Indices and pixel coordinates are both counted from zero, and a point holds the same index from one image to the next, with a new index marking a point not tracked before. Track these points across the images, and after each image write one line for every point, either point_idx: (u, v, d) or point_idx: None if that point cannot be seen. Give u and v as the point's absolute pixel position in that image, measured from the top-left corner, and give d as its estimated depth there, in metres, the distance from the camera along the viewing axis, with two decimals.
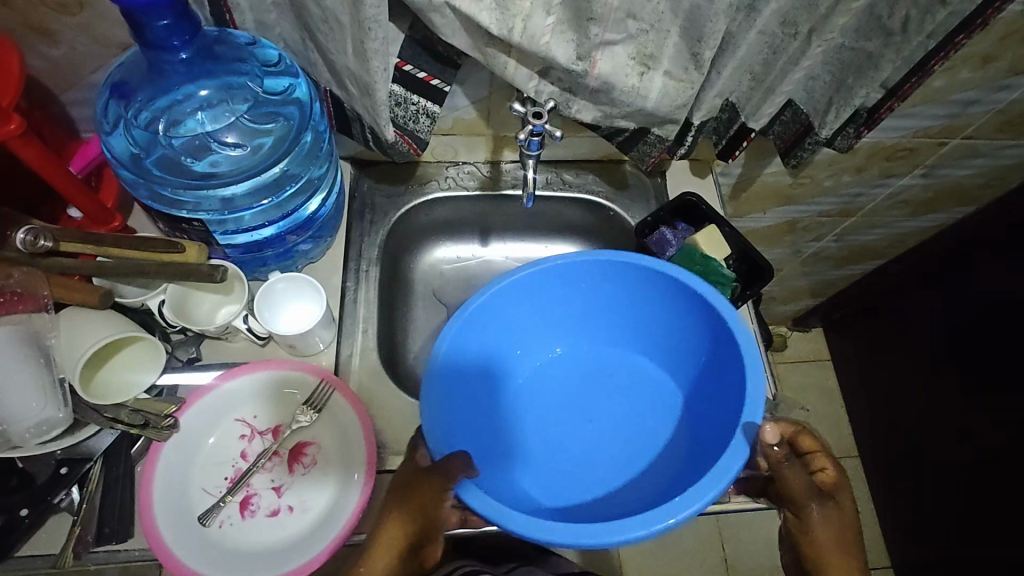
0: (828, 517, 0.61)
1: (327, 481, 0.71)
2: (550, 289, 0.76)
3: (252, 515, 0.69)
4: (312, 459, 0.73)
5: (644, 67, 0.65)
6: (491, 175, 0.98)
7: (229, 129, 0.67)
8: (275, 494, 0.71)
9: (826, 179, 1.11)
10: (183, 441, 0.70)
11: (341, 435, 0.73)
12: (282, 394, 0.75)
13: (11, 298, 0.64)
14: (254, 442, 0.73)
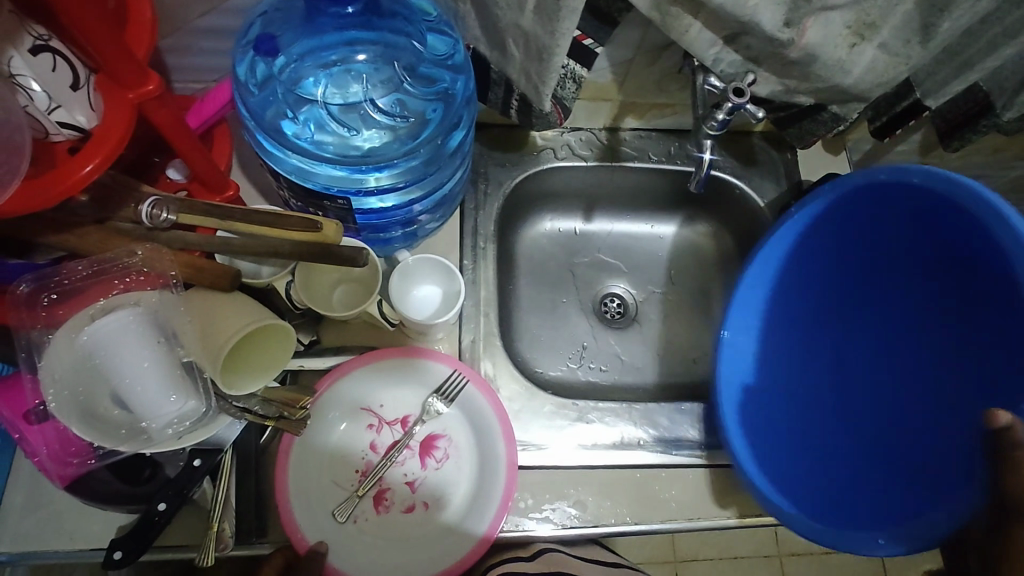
0: None
1: (462, 476, 0.68)
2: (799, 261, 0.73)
3: (387, 510, 0.67)
4: (444, 452, 0.69)
5: (857, 38, 0.56)
6: (608, 144, 0.89)
7: (379, 92, 0.61)
8: (410, 489, 0.68)
9: (956, 159, 1.02)
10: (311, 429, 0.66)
11: (475, 428, 0.69)
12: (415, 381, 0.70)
13: (137, 278, 0.59)
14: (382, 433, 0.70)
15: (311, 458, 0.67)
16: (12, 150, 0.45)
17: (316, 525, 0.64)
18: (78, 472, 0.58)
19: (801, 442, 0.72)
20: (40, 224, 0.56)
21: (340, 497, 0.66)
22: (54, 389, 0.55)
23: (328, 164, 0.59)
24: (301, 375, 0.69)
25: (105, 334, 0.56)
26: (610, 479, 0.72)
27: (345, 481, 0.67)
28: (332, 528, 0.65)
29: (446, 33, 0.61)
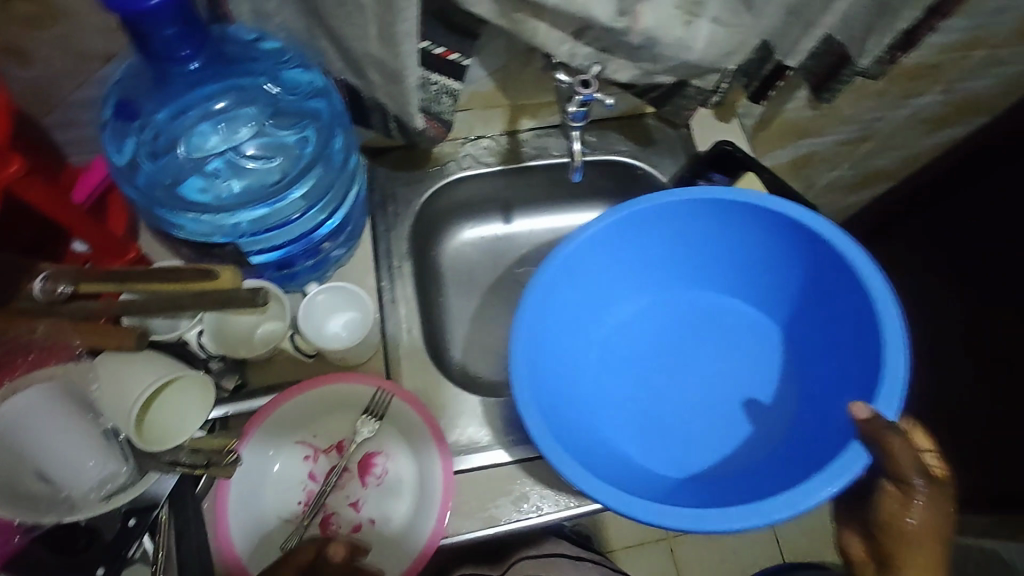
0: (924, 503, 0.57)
1: (404, 488, 0.70)
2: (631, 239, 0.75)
3: (334, 534, 0.69)
4: (382, 469, 0.71)
5: (690, 16, 0.60)
6: (510, 147, 0.91)
7: (249, 139, 0.63)
8: (354, 509, 0.70)
9: (847, 107, 1.07)
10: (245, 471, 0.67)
11: (408, 440, 0.71)
12: (342, 405, 0.72)
13: (41, 353, 0.61)
14: (320, 461, 0.71)
15: (249, 498, 0.68)
16: None
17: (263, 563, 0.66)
18: (8, 552, 0.59)
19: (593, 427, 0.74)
20: None
21: (287, 529, 0.68)
22: None
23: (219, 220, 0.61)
24: (231, 421, 0.70)
25: (19, 409, 0.57)
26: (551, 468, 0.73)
27: (290, 513, 0.69)
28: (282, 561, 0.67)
29: (301, 68, 0.63)
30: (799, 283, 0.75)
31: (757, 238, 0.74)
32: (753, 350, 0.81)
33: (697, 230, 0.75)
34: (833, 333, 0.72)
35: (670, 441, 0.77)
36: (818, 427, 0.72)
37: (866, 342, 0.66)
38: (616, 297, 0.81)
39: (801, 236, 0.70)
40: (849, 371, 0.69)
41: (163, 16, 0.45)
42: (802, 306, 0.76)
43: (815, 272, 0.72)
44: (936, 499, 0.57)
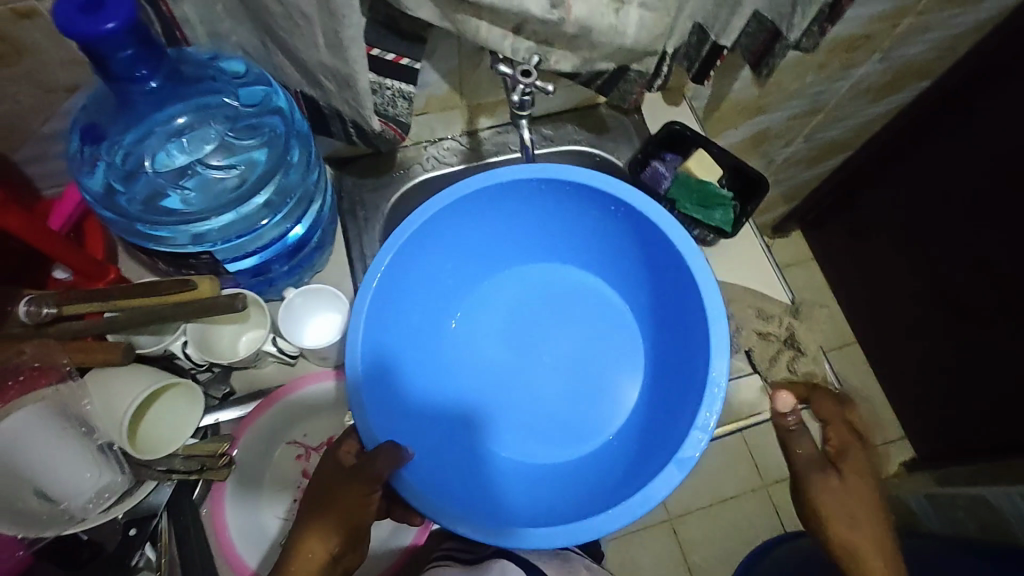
0: (829, 486, 0.72)
1: None
2: (489, 215, 0.78)
3: None
4: None
5: (619, 3, 0.64)
6: (471, 147, 0.95)
7: (213, 151, 0.66)
8: None
9: (791, 83, 1.12)
10: (242, 474, 0.70)
11: None
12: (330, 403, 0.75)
13: (31, 373, 0.61)
14: (312, 459, 0.74)
15: (246, 496, 0.71)
16: None
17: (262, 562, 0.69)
18: (15, 567, 0.61)
19: (437, 393, 0.80)
20: None
21: (283, 525, 0.71)
22: None
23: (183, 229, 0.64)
24: (222, 427, 0.72)
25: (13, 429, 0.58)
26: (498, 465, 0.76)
27: (286, 511, 0.72)
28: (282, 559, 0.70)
29: (258, 83, 0.66)
30: (652, 276, 0.79)
31: (614, 227, 0.78)
32: (607, 336, 0.85)
33: (555, 211, 0.79)
34: (678, 330, 0.77)
35: (501, 414, 0.82)
36: (653, 412, 0.78)
37: (699, 349, 0.70)
38: (476, 265, 0.85)
39: (646, 231, 0.74)
40: (683, 369, 0.74)
41: (116, 39, 0.48)
42: (654, 295, 0.81)
43: (665, 273, 0.75)
44: (831, 482, 0.72)
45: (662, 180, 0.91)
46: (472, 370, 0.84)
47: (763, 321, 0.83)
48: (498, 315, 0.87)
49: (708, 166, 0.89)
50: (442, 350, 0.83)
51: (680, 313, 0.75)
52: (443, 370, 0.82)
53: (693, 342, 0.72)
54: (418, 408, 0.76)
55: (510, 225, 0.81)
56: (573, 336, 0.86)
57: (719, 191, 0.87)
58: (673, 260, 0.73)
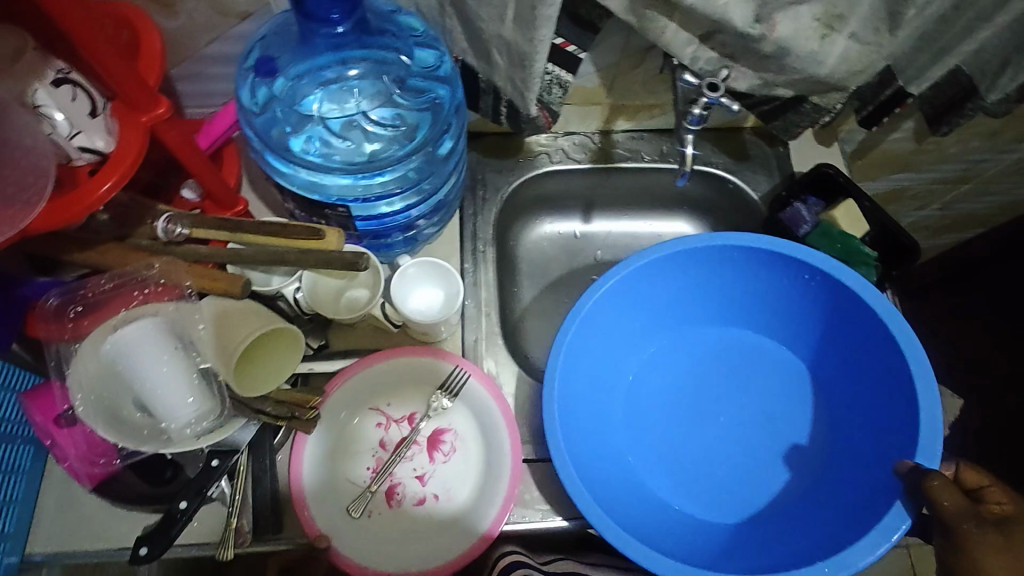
0: (996, 549, 0.57)
1: (471, 468, 0.71)
2: (682, 270, 0.78)
3: (399, 504, 0.70)
4: (451, 445, 0.72)
5: (827, 30, 0.58)
6: (602, 147, 0.92)
7: (373, 104, 0.65)
8: (421, 482, 0.71)
9: (952, 146, 1.02)
10: (323, 429, 0.70)
11: (480, 420, 0.72)
12: (419, 379, 0.73)
13: (155, 289, 0.63)
14: (391, 428, 0.73)
15: (322, 450, 0.70)
16: (39, 173, 0.48)
17: (328, 522, 0.67)
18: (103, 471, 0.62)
19: (610, 446, 0.76)
20: (67, 243, 0.60)
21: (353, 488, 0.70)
22: (81, 393, 0.59)
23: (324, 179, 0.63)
24: (312, 378, 0.73)
25: (122, 342, 0.60)
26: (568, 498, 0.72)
27: (357, 475, 0.71)
28: (349, 522, 0.68)
29: (433, 46, 0.65)
30: (856, 355, 0.76)
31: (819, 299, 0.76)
32: (794, 410, 0.81)
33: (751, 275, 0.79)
34: (879, 417, 0.73)
35: (681, 475, 0.78)
36: (837, 500, 0.73)
37: (903, 426, 0.68)
38: (651, 321, 0.82)
39: (849, 302, 0.73)
40: (884, 461, 0.70)
41: None
42: (851, 376, 0.77)
43: (871, 352, 0.73)
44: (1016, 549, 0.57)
45: (800, 223, 0.84)
46: (641, 426, 0.80)
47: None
48: (670, 373, 0.83)
49: (854, 219, 0.85)
50: (614, 405, 0.80)
51: (877, 391, 0.73)
52: (615, 422, 0.79)
53: (898, 424, 0.69)
54: (597, 454, 0.73)
55: (697, 284, 0.80)
56: (752, 401, 0.81)
57: (863, 248, 0.82)
58: (876, 331, 0.71)
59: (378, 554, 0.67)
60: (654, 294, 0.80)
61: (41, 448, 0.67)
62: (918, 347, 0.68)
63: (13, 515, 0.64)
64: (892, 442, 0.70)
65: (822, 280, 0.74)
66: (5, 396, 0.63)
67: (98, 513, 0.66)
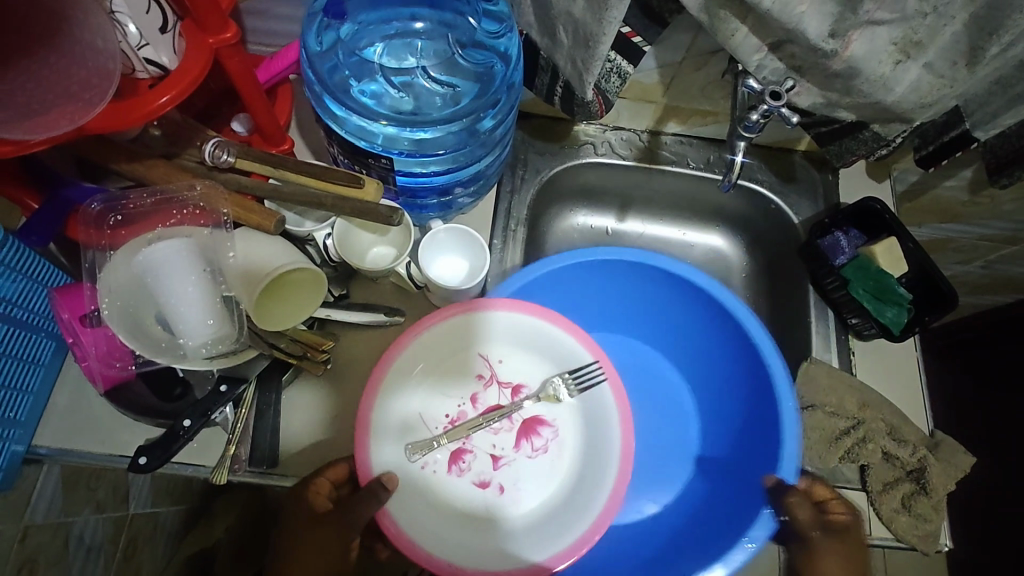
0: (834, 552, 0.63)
1: (553, 473, 0.68)
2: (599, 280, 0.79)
3: (460, 472, 0.68)
4: (542, 443, 0.69)
5: (903, 56, 0.56)
6: (648, 146, 0.91)
7: (433, 63, 0.67)
8: (492, 463, 0.69)
9: (1007, 204, 0.97)
10: (418, 353, 0.67)
11: (586, 431, 0.69)
12: (549, 352, 0.71)
13: (192, 212, 0.64)
14: (490, 388, 0.71)
15: (400, 384, 0.67)
16: (104, 76, 0.50)
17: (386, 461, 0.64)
18: (119, 376, 0.63)
19: None
20: (118, 152, 0.62)
21: (424, 432, 0.68)
22: (108, 298, 0.61)
23: (368, 125, 0.64)
24: (328, 324, 0.74)
25: (161, 257, 0.62)
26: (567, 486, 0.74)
27: (434, 420, 0.69)
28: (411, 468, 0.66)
29: (501, 17, 0.64)
30: (732, 377, 0.78)
31: (700, 319, 0.79)
32: (697, 434, 0.83)
33: (669, 299, 0.79)
34: (745, 446, 0.75)
35: None
36: (703, 522, 0.75)
37: (764, 437, 0.72)
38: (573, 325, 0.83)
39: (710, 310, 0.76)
40: (743, 487, 0.72)
41: None
42: (729, 398, 0.79)
43: (748, 383, 0.75)
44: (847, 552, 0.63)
45: (839, 252, 0.82)
46: None
47: (831, 418, 0.76)
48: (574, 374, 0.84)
49: (894, 258, 0.80)
50: None
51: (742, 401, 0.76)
52: None
53: (761, 437, 0.72)
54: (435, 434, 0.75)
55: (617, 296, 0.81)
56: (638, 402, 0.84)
57: (898, 288, 0.78)
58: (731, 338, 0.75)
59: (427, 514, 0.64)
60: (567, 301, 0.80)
61: (63, 346, 0.69)
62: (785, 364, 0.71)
63: (26, 403, 0.66)
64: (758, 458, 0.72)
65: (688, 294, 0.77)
66: (38, 289, 0.65)
67: (106, 415, 0.68)
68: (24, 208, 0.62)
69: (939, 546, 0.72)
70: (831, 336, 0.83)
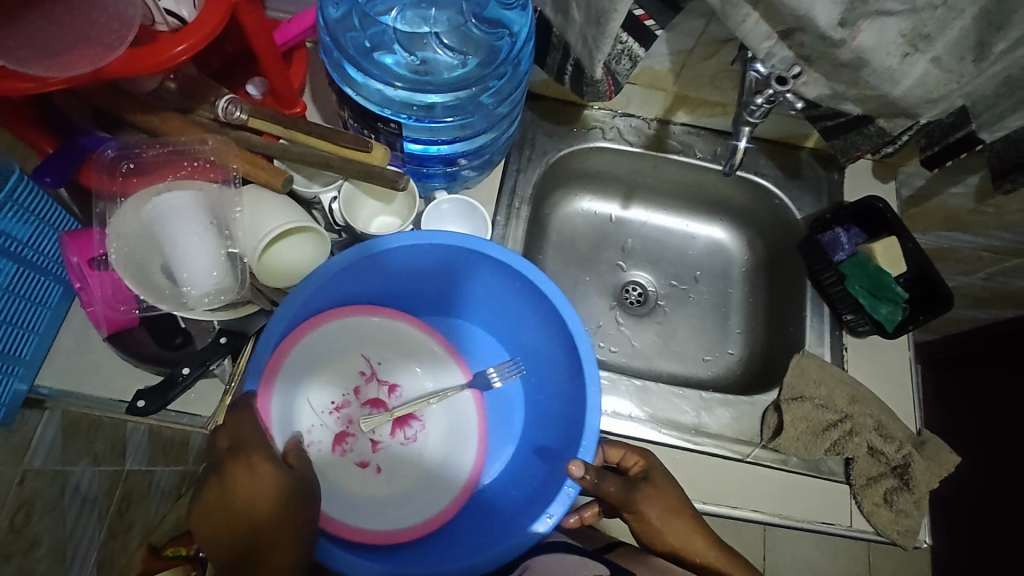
0: (649, 497, 0.64)
1: (420, 460, 0.72)
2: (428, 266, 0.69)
3: (342, 453, 0.70)
4: (414, 434, 0.73)
5: (910, 49, 0.57)
6: (657, 135, 0.92)
7: (447, 32, 0.67)
8: (371, 446, 0.71)
9: (1012, 214, 0.96)
10: (312, 341, 0.68)
11: (449, 426, 0.74)
12: (421, 357, 0.75)
13: (203, 166, 0.66)
14: (372, 382, 0.73)
15: (300, 373, 0.68)
16: (125, 23, 0.52)
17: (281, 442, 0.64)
18: (123, 321, 0.65)
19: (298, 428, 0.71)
20: (134, 103, 0.63)
21: (310, 419, 0.69)
22: (116, 245, 0.62)
23: (385, 89, 0.65)
24: None
25: (166, 207, 0.63)
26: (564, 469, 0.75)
27: (321, 404, 0.70)
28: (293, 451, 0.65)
29: None
30: (548, 359, 0.72)
31: (488, 292, 0.72)
32: (521, 419, 0.76)
33: (488, 289, 0.72)
34: (556, 425, 0.69)
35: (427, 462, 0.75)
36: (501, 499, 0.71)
37: (572, 433, 0.66)
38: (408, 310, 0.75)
39: (538, 308, 0.68)
40: (551, 473, 0.67)
41: None
42: (545, 379, 0.73)
43: (565, 369, 0.69)
44: (660, 490, 0.65)
45: (837, 248, 0.82)
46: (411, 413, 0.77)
47: (820, 410, 0.76)
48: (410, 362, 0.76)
49: (893, 258, 0.84)
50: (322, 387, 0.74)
51: (564, 393, 0.69)
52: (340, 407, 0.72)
53: (571, 435, 0.66)
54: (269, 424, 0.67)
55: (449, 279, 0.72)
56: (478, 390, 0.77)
57: (895, 287, 0.79)
58: (556, 333, 0.68)
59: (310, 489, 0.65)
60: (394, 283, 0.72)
61: (70, 291, 0.71)
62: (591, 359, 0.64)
63: (32, 344, 0.68)
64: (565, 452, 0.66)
65: (515, 286, 0.68)
66: (49, 232, 0.67)
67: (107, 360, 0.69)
68: (41, 152, 0.63)
69: (917, 542, 0.73)
70: (825, 331, 0.83)
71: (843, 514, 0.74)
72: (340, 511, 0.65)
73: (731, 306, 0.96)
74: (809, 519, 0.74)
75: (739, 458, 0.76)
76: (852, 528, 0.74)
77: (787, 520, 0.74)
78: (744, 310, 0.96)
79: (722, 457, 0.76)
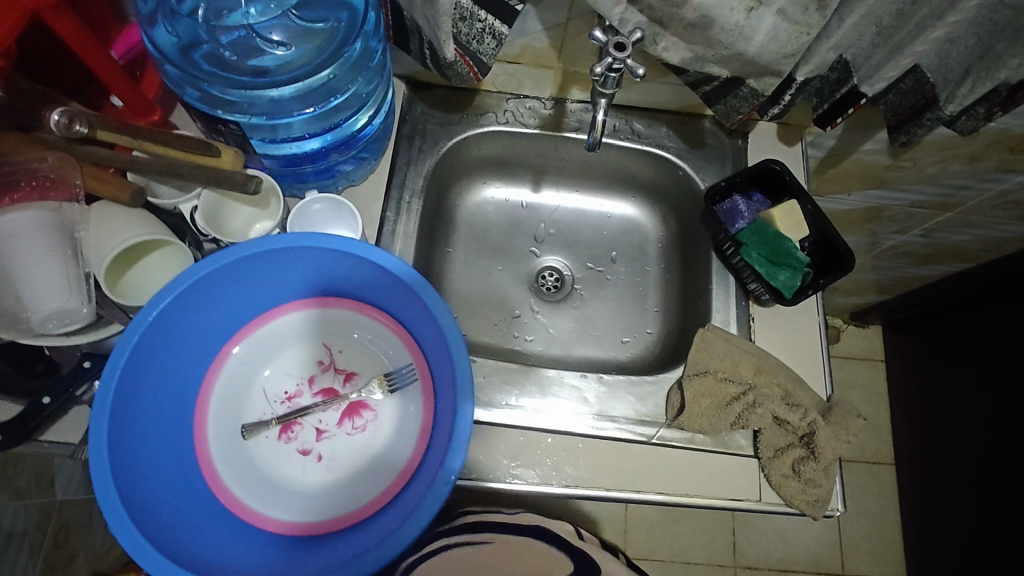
0: None
1: (363, 452, 0.71)
2: (310, 263, 0.67)
3: (288, 441, 0.72)
4: (361, 426, 0.72)
5: (754, 3, 0.55)
6: (553, 115, 0.88)
7: (275, 25, 0.65)
8: (316, 435, 0.72)
9: (930, 165, 0.93)
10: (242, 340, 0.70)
11: (395, 419, 0.72)
12: (373, 346, 0.75)
13: (41, 183, 0.61)
14: (326, 373, 0.74)
15: (242, 367, 0.72)
16: None
17: (222, 437, 0.69)
18: None
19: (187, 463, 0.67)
20: None
21: (262, 407, 0.72)
22: None
23: (250, 97, 0.64)
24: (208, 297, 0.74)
25: (9, 226, 0.61)
26: (483, 454, 0.72)
27: (272, 396, 0.73)
28: (238, 442, 0.70)
29: None
30: (440, 354, 0.67)
31: (381, 288, 0.69)
32: None
33: (380, 286, 0.69)
34: (443, 418, 0.65)
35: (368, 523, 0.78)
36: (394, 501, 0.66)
37: (445, 431, 0.63)
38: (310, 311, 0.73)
39: (417, 302, 0.66)
40: (428, 471, 0.63)
41: None
42: (439, 370, 0.68)
43: (448, 367, 0.66)
44: None
45: (737, 217, 0.81)
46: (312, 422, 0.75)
47: (724, 383, 0.74)
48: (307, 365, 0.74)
49: (794, 223, 0.79)
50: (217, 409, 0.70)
51: (447, 388, 0.66)
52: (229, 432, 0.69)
53: (446, 432, 0.63)
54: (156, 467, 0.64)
55: (341, 275, 0.70)
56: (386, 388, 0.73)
57: (795, 252, 0.76)
58: (437, 329, 0.65)
59: (241, 478, 0.68)
60: (288, 283, 0.70)
61: None
62: (462, 352, 0.63)
63: None
64: (439, 448, 0.63)
65: (395, 284, 0.67)
66: None
67: None
68: None
69: (828, 509, 0.71)
70: (730, 302, 0.81)
71: (752, 488, 0.73)
72: (270, 503, 0.68)
73: (648, 285, 0.94)
74: (718, 495, 0.72)
75: (644, 440, 0.74)
76: (763, 502, 0.73)
77: (694, 499, 0.72)
78: (661, 287, 0.93)
79: (629, 440, 0.74)
